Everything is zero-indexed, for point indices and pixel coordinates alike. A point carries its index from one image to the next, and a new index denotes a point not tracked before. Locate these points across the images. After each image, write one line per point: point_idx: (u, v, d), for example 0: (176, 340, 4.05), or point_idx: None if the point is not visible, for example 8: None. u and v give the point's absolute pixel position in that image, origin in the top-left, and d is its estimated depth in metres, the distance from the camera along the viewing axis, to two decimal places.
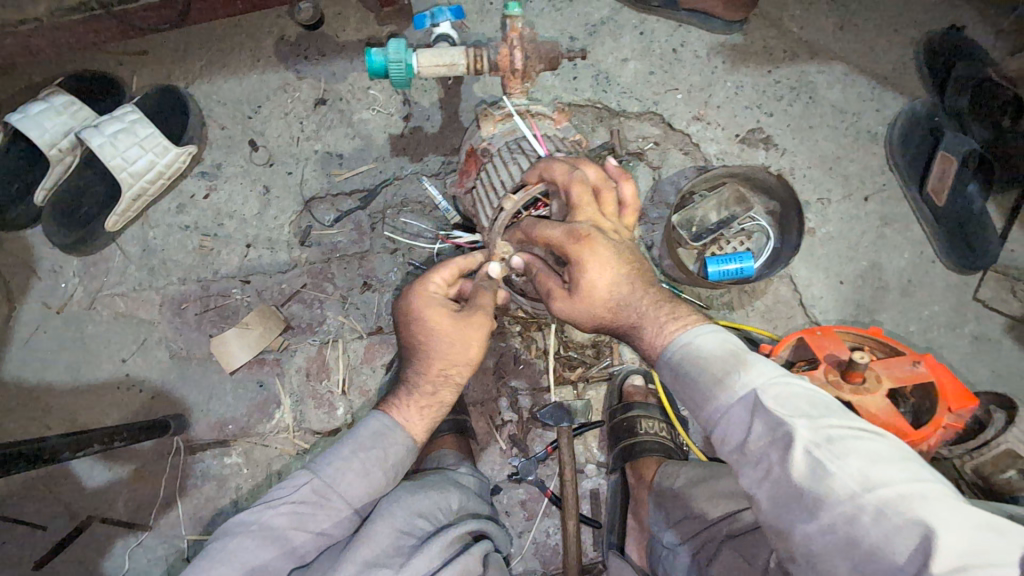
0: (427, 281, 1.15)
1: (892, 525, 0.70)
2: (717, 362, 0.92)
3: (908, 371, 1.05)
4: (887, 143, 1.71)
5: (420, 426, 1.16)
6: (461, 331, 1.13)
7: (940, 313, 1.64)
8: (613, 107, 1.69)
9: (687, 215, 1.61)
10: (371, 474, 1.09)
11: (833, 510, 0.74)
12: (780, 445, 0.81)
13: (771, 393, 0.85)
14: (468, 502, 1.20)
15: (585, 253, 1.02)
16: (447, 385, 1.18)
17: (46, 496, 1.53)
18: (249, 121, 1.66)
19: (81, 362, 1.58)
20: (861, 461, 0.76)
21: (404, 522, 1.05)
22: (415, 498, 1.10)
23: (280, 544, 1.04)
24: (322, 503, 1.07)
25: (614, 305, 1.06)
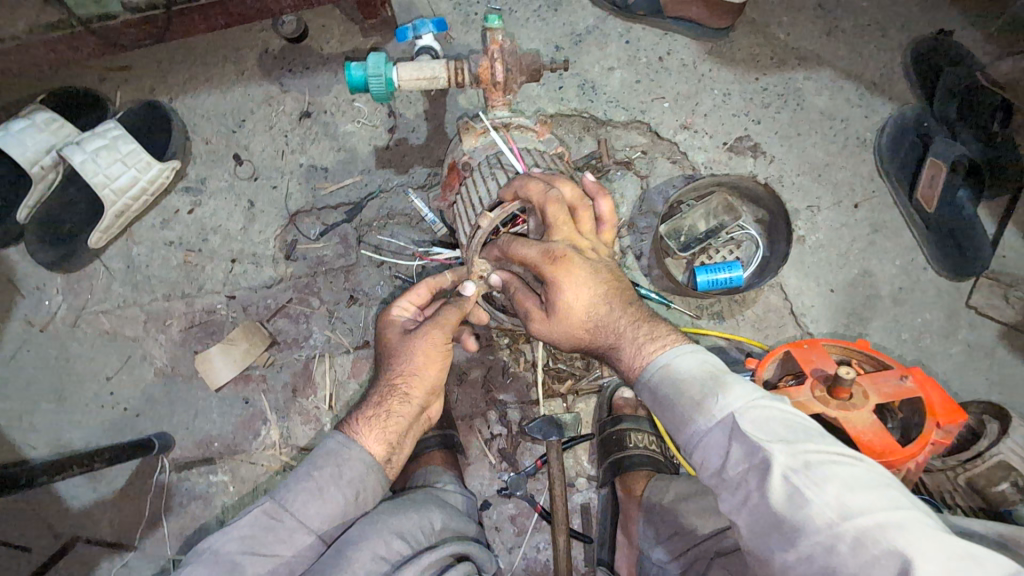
0: (389, 306, 1.23)
1: (871, 556, 0.69)
2: (695, 385, 0.91)
3: (895, 385, 1.03)
4: (877, 149, 1.69)
5: (374, 438, 1.14)
6: (421, 345, 1.16)
7: (933, 321, 1.63)
8: (600, 116, 1.68)
9: (675, 224, 1.60)
10: (326, 493, 1.08)
11: (811, 538, 0.73)
12: (758, 471, 0.80)
13: (749, 417, 0.84)
14: (450, 522, 1.17)
15: (562, 277, 1.01)
16: (406, 401, 1.17)
17: (30, 517, 1.51)
18: (233, 135, 1.65)
19: (65, 380, 1.57)
20: (839, 488, 0.75)
21: (382, 546, 1.03)
22: (395, 519, 1.09)
23: (235, 573, 0.99)
24: (277, 526, 1.04)
25: (593, 327, 1.05)
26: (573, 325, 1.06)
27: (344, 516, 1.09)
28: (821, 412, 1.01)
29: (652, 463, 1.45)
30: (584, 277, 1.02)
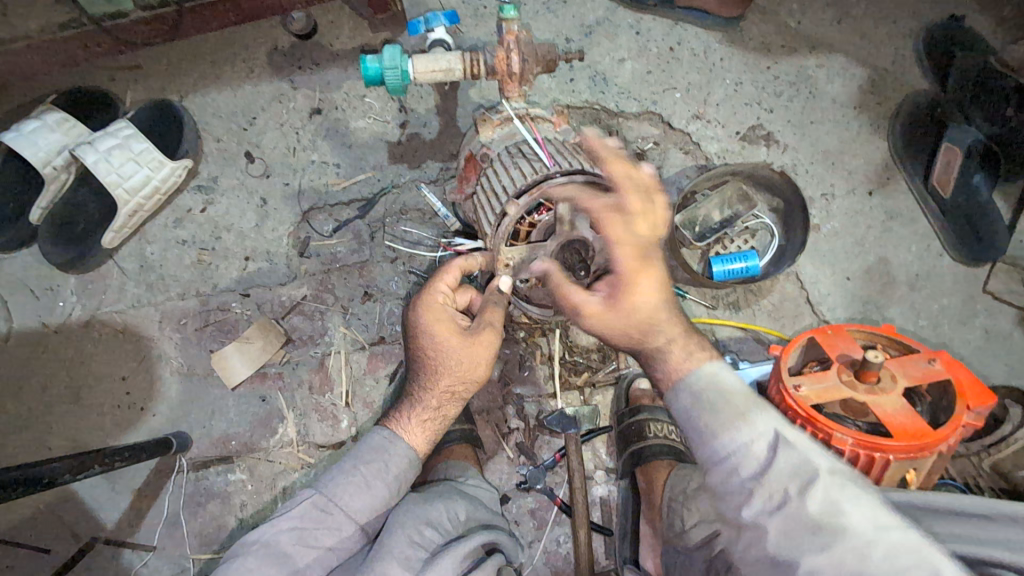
0: (433, 291, 1.13)
1: (903, 565, 0.72)
2: (735, 397, 0.91)
3: (924, 368, 1.02)
4: (890, 136, 1.69)
5: (421, 440, 1.14)
6: (473, 347, 1.12)
7: (950, 307, 1.62)
8: (611, 108, 1.68)
9: (690, 215, 1.58)
10: (372, 486, 1.08)
11: (848, 546, 0.75)
12: (796, 480, 0.81)
13: (787, 431, 0.86)
14: (478, 513, 1.17)
15: (630, 273, 1.00)
16: (458, 404, 1.17)
17: (49, 519, 1.50)
18: (244, 133, 1.64)
19: (80, 381, 1.56)
20: (871, 503, 0.78)
21: (414, 534, 1.03)
22: (424, 509, 1.08)
23: (285, 563, 0.99)
24: (325, 519, 1.04)
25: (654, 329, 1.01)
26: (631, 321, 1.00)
27: (389, 508, 1.09)
28: (848, 396, 1.01)
29: (673, 453, 1.45)
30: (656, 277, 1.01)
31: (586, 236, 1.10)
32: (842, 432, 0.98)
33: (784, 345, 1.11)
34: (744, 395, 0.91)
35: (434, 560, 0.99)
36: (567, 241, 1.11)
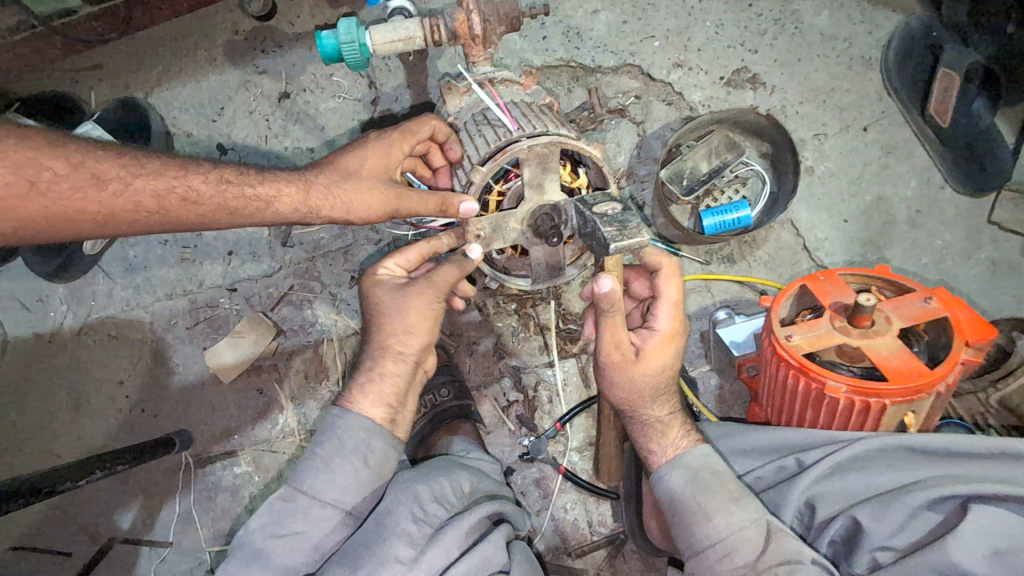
0: (377, 266, 1.17)
1: (742, 542, 0.96)
2: (677, 431, 1.10)
3: (919, 308, 0.98)
4: (883, 67, 1.60)
5: (371, 405, 1.10)
6: (416, 300, 1.11)
7: (954, 242, 1.56)
8: (588, 63, 1.60)
9: (678, 167, 1.54)
10: (334, 465, 1.05)
11: (712, 525, 0.98)
12: (695, 483, 1.02)
13: (694, 468, 1.04)
14: (477, 482, 1.18)
15: (667, 334, 1.06)
16: (399, 360, 1.13)
17: (66, 522, 1.53)
18: (214, 124, 1.60)
19: (79, 388, 1.57)
20: (728, 502, 0.99)
21: (418, 510, 1.05)
22: (421, 485, 1.08)
23: (267, 560, 1.01)
24: (292, 509, 1.03)
25: (647, 399, 1.10)
26: (649, 407, 1.10)
27: (360, 482, 1.06)
28: (842, 342, 0.98)
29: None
30: (672, 351, 1.08)
31: (557, 198, 1.05)
32: (834, 380, 0.95)
33: (671, 264, 1.06)
34: (717, 473, 1.03)
35: (438, 535, 1.02)
36: (539, 206, 1.05)
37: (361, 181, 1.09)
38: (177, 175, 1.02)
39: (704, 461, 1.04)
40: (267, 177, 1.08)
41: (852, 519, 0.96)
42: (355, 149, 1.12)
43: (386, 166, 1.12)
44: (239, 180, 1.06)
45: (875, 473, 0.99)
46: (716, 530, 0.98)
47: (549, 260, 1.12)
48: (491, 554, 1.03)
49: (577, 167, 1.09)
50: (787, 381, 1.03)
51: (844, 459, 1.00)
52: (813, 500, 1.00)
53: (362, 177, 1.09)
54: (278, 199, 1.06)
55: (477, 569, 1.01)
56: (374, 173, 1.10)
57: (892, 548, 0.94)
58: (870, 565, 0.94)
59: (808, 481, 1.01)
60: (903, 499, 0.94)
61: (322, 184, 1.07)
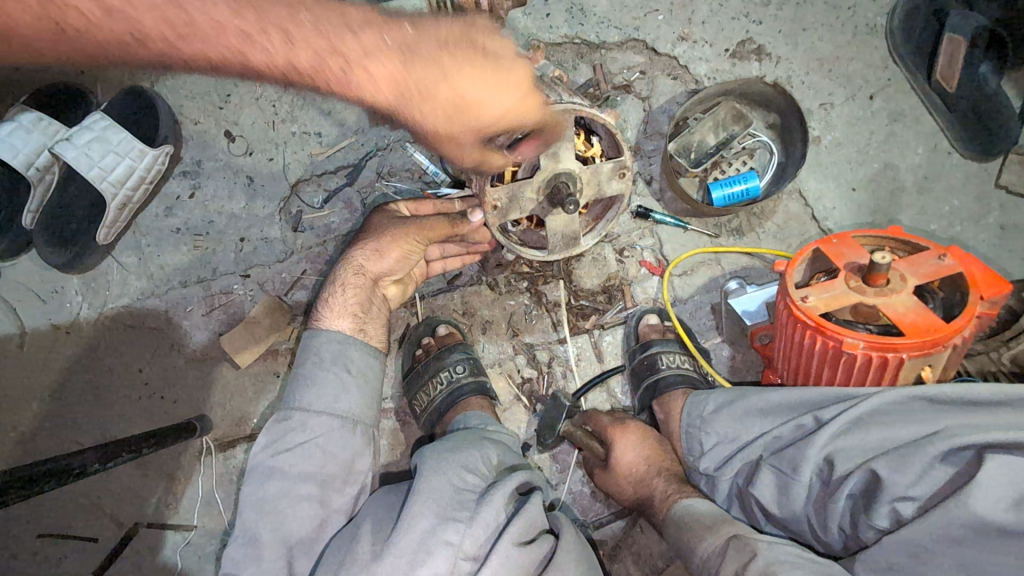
0: (395, 205, 1.37)
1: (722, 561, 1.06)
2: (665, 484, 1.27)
3: (933, 265, 0.99)
4: (888, 33, 1.61)
5: (339, 317, 1.25)
6: (396, 233, 1.27)
7: (963, 206, 1.56)
8: (592, 39, 1.61)
9: (684, 140, 1.54)
10: (319, 378, 1.17)
11: (702, 551, 1.09)
12: (683, 519, 1.17)
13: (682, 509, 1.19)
14: (507, 457, 1.23)
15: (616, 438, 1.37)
16: (357, 274, 1.27)
17: (90, 509, 1.55)
18: (221, 112, 1.63)
19: (97, 377, 1.58)
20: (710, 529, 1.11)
21: (458, 477, 1.09)
22: (458, 455, 1.12)
23: (278, 475, 1.10)
24: (291, 425, 1.14)
25: (642, 484, 1.31)
26: (642, 488, 1.31)
27: (347, 391, 1.18)
28: (858, 301, 0.98)
29: (636, 348, 1.51)
30: (627, 445, 1.34)
31: (572, 166, 1.05)
32: (852, 337, 0.96)
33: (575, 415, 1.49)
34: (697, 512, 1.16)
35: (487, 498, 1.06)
36: (555, 174, 1.05)
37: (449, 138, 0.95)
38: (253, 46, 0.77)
39: (687, 504, 1.19)
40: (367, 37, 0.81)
41: (870, 471, 0.99)
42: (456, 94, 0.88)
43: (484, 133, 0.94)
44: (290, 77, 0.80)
45: (892, 427, 1.01)
46: (704, 554, 1.09)
47: (564, 230, 1.12)
48: (536, 514, 1.07)
49: (590, 136, 1.09)
50: (803, 342, 1.04)
51: (858, 415, 1.04)
52: (831, 456, 1.04)
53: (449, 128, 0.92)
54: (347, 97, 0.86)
55: (527, 529, 1.04)
56: (464, 104, 0.88)
57: (912, 498, 0.95)
58: (892, 517, 0.95)
59: (825, 437, 1.05)
60: (921, 449, 0.95)
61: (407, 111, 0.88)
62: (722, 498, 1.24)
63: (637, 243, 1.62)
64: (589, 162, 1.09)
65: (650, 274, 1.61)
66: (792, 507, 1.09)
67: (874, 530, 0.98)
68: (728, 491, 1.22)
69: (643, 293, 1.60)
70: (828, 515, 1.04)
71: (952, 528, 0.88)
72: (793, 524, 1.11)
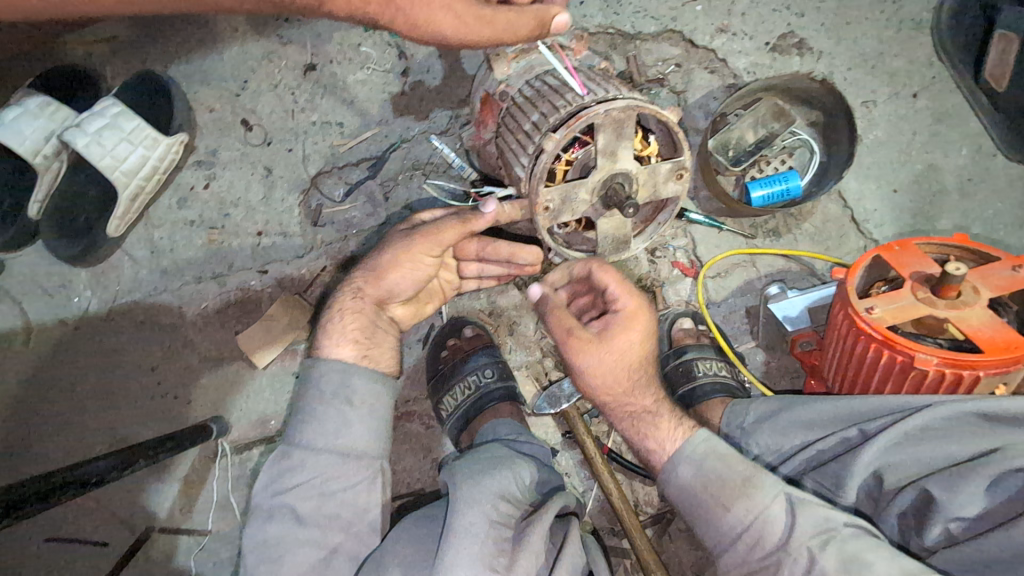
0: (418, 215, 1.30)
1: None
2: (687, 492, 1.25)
3: (1007, 277, 0.94)
4: (934, 30, 1.56)
5: (345, 338, 1.17)
6: (399, 249, 1.19)
7: (1006, 211, 1.52)
8: (627, 30, 1.53)
9: (723, 137, 1.48)
10: (318, 413, 1.09)
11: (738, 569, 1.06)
12: None
13: None
14: (537, 474, 1.18)
15: (629, 311, 1.10)
16: (357, 297, 1.22)
17: (100, 513, 1.49)
18: (238, 99, 1.53)
19: (107, 376, 1.51)
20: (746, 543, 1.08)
21: (494, 510, 1.03)
22: (491, 483, 1.06)
23: (284, 516, 1.05)
24: (291, 465, 1.07)
25: (630, 389, 1.12)
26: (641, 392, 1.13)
27: (351, 424, 1.09)
28: (928, 313, 0.93)
29: (670, 353, 1.46)
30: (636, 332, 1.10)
31: (630, 166, 0.98)
32: (925, 352, 0.91)
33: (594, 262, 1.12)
34: None
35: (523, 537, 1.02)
36: (611, 175, 0.99)
37: None
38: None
39: None
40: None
41: (922, 490, 0.95)
42: None
43: None
44: None
45: (945, 442, 0.97)
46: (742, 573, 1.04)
47: (616, 233, 1.07)
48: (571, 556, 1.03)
49: (646, 134, 1.02)
50: (867, 356, 0.99)
51: (910, 429, 0.98)
52: (881, 471, 1.00)
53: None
54: None
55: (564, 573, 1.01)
56: None
57: (966, 518, 0.92)
58: (943, 537, 0.93)
59: (875, 451, 0.99)
60: (975, 469, 0.91)
61: None
62: None
63: (670, 244, 1.56)
64: (645, 162, 1.02)
65: (683, 276, 1.55)
66: None
67: (922, 547, 0.95)
68: None
69: (676, 295, 1.55)
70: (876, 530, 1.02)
71: (1007, 555, 0.85)
72: None
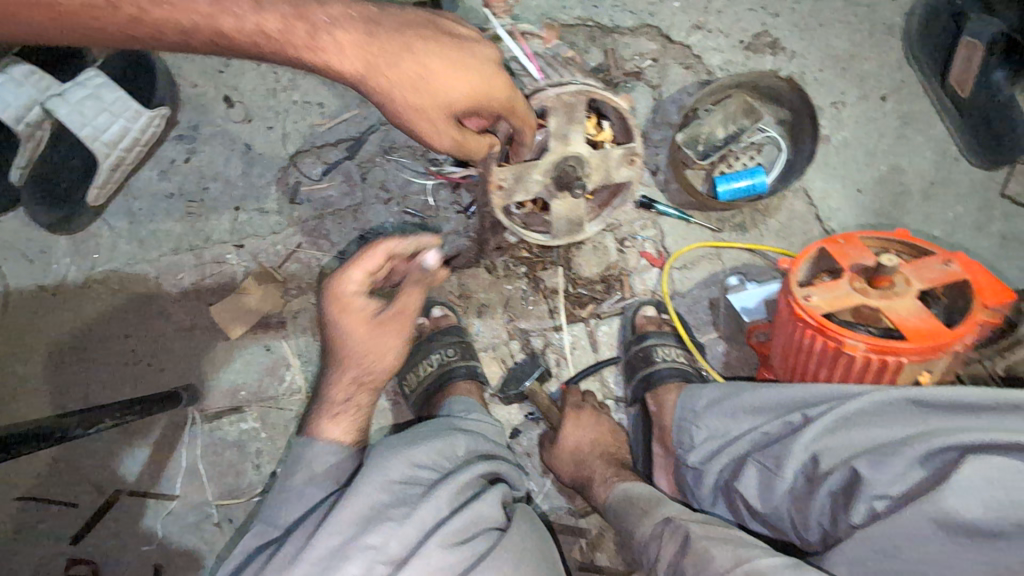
0: (349, 277, 1.28)
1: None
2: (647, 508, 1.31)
3: (939, 271, 0.98)
4: (904, 33, 1.62)
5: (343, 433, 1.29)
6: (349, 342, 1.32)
7: (965, 215, 1.54)
8: (606, 24, 1.59)
9: (693, 131, 1.51)
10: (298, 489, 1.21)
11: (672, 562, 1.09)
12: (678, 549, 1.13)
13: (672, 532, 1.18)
14: (477, 443, 1.20)
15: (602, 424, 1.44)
16: (367, 394, 1.35)
17: (72, 474, 1.53)
18: (220, 76, 1.62)
19: (81, 343, 1.54)
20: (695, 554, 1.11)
21: (405, 473, 1.07)
22: (415, 449, 1.11)
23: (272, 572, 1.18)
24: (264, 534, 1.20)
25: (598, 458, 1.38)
26: (580, 470, 1.37)
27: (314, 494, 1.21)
28: (860, 302, 0.98)
29: (631, 339, 1.50)
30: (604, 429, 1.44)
31: (582, 150, 1.03)
32: (853, 338, 0.95)
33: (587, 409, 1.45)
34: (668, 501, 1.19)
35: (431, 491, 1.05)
36: (563, 157, 1.03)
37: (441, 78, 0.88)
38: (210, 8, 0.81)
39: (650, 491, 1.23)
40: (335, 35, 0.85)
41: (852, 470, 0.99)
42: (440, 68, 0.88)
43: (464, 110, 0.91)
44: (282, 39, 0.83)
45: (878, 427, 1.02)
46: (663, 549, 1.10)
47: (569, 215, 1.11)
48: (482, 510, 1.05)
49: (601, 119, 1.07)
50: (804, 341, 1.03)
51: (846, 413, 1.05)
52: (817, 453, 1.04)
53: (422, 99, 0.89)
54: (338, 58, 0.86)
55: (468, 526, 1.03)
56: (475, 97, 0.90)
57: (891, 497, 0.95)
58: (868, 514, 0.95)
59: (811, 435, 1.05)
60: (904, 447, 0.96)
61: (383, 48, 0.87)
62: (705, 496, 1.22)
63: (639, 234, 1.60)
64: (597, 147, 1.07)
65: (650, 266, 1.59)
66: (775, 504, 1.08)
67: (847, 525, 0.97)
68: (711, 488, 1.20)
69: (642, 284, 1.59)
70: (808, 511, 1.03)
71: (916, 532, 0.89)
72: (772, 521, 1.10)
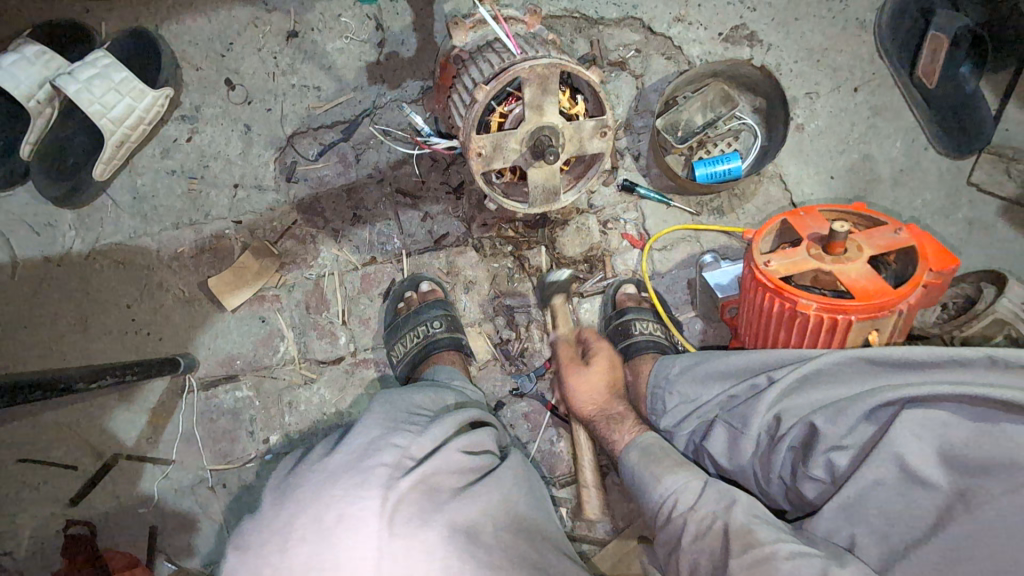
0: None
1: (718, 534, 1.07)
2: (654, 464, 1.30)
3: (888, 238, 1.05)
4: (875, 33, 1.65)
5: None
6: None
7: (933, 201, 1.63)
8: (591, 15, 1.63)
9: (672, 117, 1.58)
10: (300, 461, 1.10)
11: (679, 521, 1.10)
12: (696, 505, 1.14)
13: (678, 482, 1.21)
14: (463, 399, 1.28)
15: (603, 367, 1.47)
16: None
17: (73, 439, 1.58)
18: (223, 59, 1.64)
19: (86, 312, 1.61)
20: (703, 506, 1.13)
21: (408, 410, 1.12)
22: (408, 397, 1.16)
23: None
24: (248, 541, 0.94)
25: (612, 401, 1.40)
26: (609, 404, 1.39)
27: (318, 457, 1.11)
28: (815, 266, 1.05)
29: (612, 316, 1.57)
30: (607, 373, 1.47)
31: (556, 121, 1.10)
32: (806, 298, 1.02)
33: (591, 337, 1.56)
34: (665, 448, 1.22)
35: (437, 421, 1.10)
36: (538, 127, 1.10)
37: None
38: None
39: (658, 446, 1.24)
40: None
41: (809, 425, 1.05)
42: None
43: None
44: None
45: (836, 385, 1.07)
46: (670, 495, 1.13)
47: (546, 182, 1.17)
48: (483, 441, 1.12)
49: (574, 94, 1.16)
50: (764, 305, 1.10)
51: (806, 373, 1.09)
52: (778, 414, 1.09)
53: None
54: None
55: (475, 449, 1.09)
56: None
57: (845, 448, 1.01)
58: (826, 468, 1.01)
59: (771, 396, 1.10)
60: (857, 402, 1.01)
61: None
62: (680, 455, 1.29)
63: (622, 217, 1.67)
64: (572, 119, 1.14)
65: (631, 247, 1.66)
66: (740, 459, 1.15)
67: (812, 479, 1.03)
68: (687, 447, 1.28)
69: (623, 264, 1.66)
70: (770, 464, 1.10)
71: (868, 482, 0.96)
72: (740, 476, 1.18)
